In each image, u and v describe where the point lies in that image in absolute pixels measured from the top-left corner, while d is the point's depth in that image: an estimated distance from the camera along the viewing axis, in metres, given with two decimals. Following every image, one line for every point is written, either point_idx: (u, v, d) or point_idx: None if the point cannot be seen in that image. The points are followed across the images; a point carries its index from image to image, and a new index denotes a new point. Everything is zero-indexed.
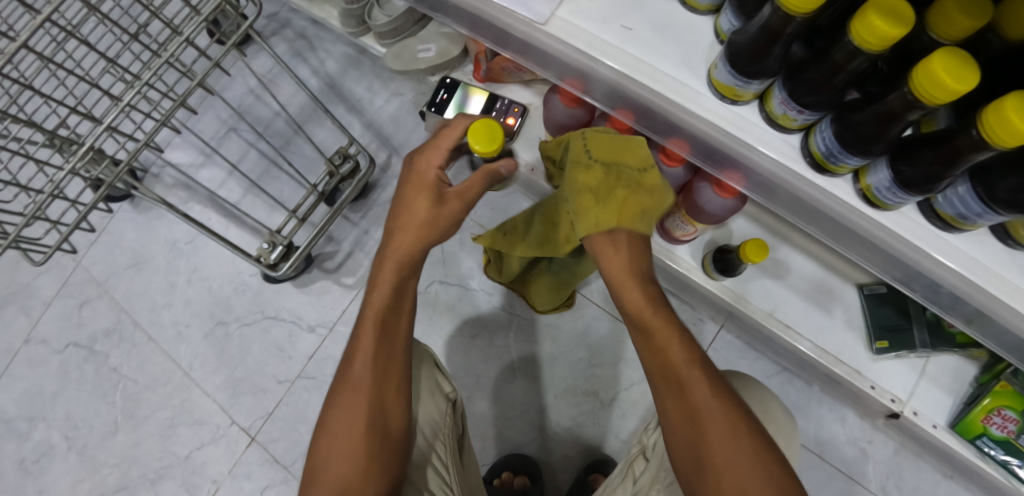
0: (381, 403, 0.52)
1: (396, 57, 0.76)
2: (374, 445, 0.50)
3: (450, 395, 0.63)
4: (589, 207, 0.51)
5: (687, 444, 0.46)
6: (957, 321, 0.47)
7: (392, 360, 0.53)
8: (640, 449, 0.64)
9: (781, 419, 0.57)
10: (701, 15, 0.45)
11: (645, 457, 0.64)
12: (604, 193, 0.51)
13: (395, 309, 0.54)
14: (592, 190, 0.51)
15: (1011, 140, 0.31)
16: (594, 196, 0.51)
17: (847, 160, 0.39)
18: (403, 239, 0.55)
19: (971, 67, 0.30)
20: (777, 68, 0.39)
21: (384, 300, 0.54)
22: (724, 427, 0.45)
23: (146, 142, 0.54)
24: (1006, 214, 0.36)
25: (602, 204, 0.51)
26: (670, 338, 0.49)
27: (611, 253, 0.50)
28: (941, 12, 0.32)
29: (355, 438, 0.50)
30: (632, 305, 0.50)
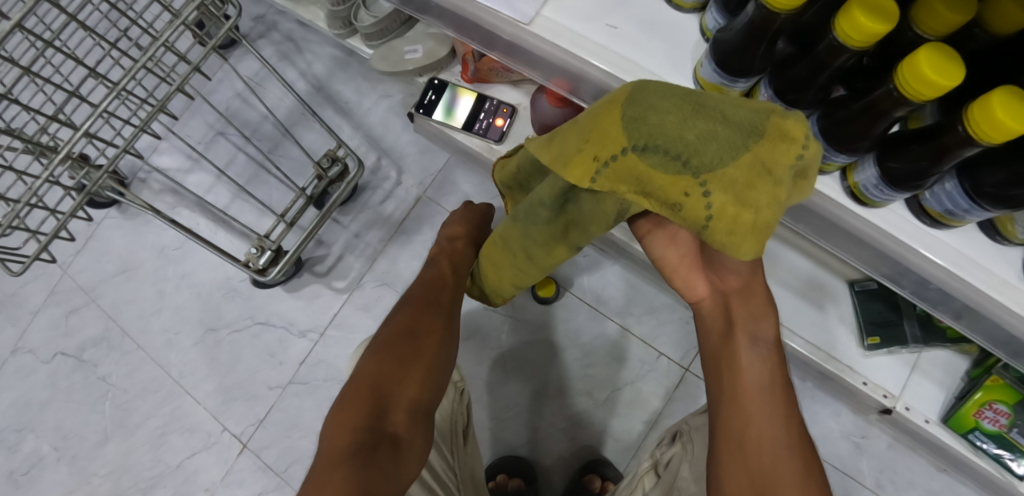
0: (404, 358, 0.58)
1: (383, 59, 0.75)
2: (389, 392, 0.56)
3: (456, 384, 0.69)
4: (720, 218, 0.36)
5: (760, 471, 0.48)
6: (947, 317, 0.47)
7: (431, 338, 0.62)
8: (651, 463, 0.68)
9: None
10: (686, 13, 0.45)
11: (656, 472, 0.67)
12: (748, 208, 0.35)
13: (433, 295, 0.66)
14: (732, 194, 0.35)
15: (998, 136, 0.31)
16: (733, 210, 0.35)
17: (833, 157, 0.39)
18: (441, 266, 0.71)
19: (956, 63, 0.29)
20: (762, 67, 0.38)
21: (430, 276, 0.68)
22: (795, 456, 0.49)
23: (126, 148, 0.53)
24: (994, 209, 0.36)
25: (733, 221, 0.35)
26: (767, 365, 0.52)
27: (748, 292, 0.52)
28: (926, 7, 0.32)
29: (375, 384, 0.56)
30: (743, 334, 0.52)
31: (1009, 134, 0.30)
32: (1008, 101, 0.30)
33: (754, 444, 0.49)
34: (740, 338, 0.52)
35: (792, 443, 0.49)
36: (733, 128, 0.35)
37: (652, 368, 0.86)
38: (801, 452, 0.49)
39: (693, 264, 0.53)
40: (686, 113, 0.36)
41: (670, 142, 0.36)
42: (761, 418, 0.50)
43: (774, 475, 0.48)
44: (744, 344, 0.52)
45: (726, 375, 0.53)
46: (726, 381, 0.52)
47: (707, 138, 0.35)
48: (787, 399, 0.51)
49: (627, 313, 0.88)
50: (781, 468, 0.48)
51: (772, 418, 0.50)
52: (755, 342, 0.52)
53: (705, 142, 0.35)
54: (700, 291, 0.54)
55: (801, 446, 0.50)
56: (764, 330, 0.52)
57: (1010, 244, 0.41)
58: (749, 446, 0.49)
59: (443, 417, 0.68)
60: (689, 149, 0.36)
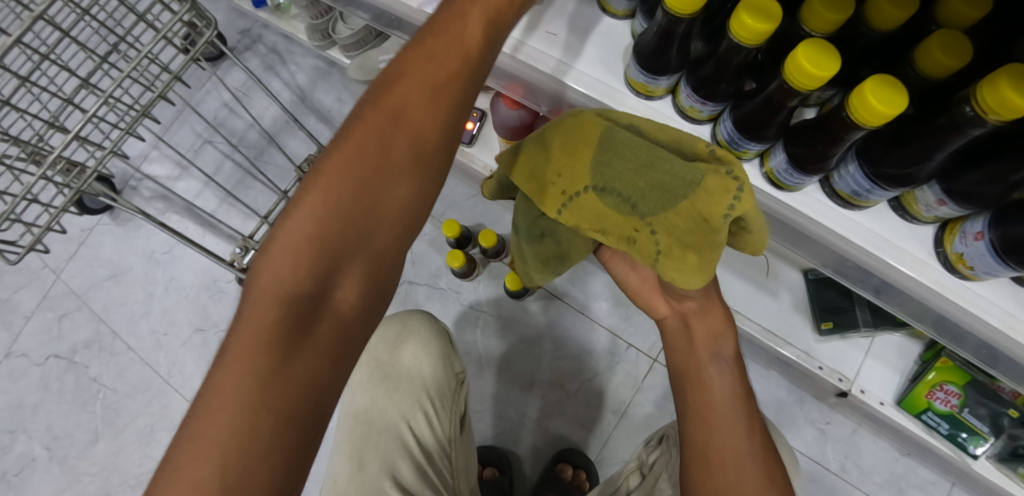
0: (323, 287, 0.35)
1: (359, 68, 0.80)
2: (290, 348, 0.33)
3: (458, 374, 0.71)
4: (665, 255, 0.39)
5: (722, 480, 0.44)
6: (868, 293, 0.51)
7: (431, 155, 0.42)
8: (636, 464, 0.70)
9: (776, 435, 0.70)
10: (618, 19, 0.49)
11: (641, 472, 0.69)
12: (696, 250, 0.38)
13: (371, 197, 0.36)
14: (676, 238, 0.38)
15: (875, 119, 0.35)
16: (677, 251, 0.38)
17: (747, 145, 0.43)
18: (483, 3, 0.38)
19: (832, 56, 0.34)
20: (679, 65, 0.43)
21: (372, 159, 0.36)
22: (757, 462, 0.45)
23: (112, 149, 0.58)
24: (890, 188, 0.40)
25: (679, 260, 0.38)
26: (726, 379, 0.49)
27: (706, 312, 0.52)
28: (810, 9, 0.36)
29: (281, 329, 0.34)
30: (702, 349, 0.51)
31: (883, 117, 0.34)
32: (878, 88, 0.34)
33: (718, 450, 0.45)
34: (702, 354, 0.50)
35: (755, 454, 0.45)
36: (676, 178, 0.36)
37: (621, 359, 0.90)
38: (764, 459, 0.45)
39: (655, 289, 0.54)
40: (641, 162, 0.37)
41: (625, 185, 0.38)
42: (726, 426, 0.46)
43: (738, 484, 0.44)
44: (705, 357, 0.50)
45: (692, 387, 0.50)
46: (689, 393, 0.49)
47: (655, 186, 0.37)
48: (750, 411, 0.48)
49: (597, 307, 0.92)
50: (745, 478, 0.44)
51: (735, 426, 0.46)
52: (716, 357, 0.50)
53: (652, 189, 0.37)
54: (663, 311, 0.54)
55: (765, 456, 0.45)
56: (723, 345, 0.51)
57: (920, 222, 0.45)
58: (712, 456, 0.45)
59: (444, 414, 0.69)
60: (637, 194, 0.38)
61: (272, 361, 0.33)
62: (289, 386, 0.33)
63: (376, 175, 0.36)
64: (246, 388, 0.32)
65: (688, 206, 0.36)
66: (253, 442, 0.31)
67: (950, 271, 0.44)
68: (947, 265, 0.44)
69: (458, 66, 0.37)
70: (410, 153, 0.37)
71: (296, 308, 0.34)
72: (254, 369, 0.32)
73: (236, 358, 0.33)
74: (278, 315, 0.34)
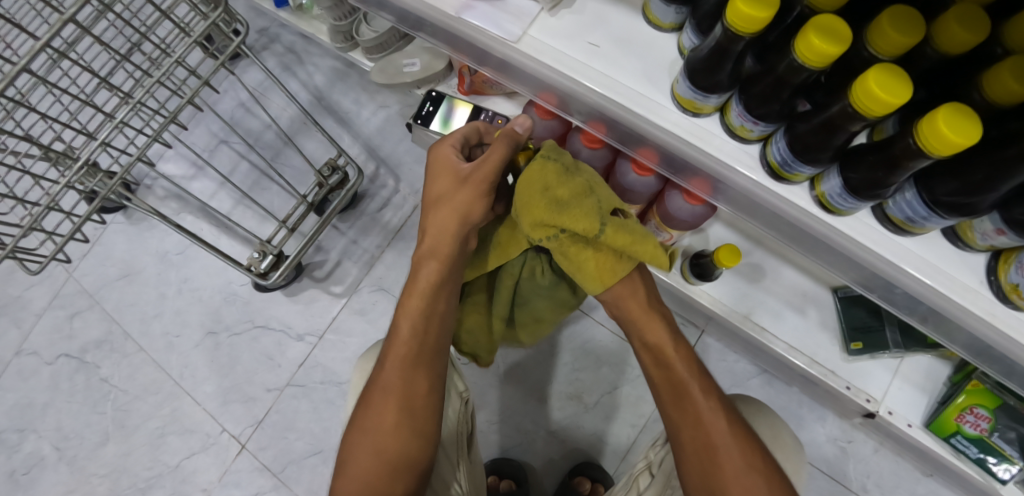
0: (409, 393, 0.54)
1: (381, 71, 0.78)
2: (401, 437, 0.53)
3: (462, 394, 0.68)
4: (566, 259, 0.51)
5: (702, 471, 0.50)
6: (914, 321, 0.49)
7: (416, 384, 0.54)
8: (645, 464, 0.65)
9: (788, 442, 0.59)
10: (664, 32, 0.48)
11: (651, 472, 0.65)
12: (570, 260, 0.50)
13: (429, 315, 0.57)
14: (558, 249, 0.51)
15: (945, 149, 0.33)
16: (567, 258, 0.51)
17: (800, 168, 0.41)
18: (409, 301, 0.57)
19: (903, 82, 0.33)
20: (730, 83, 0.41)
21: (418, 302, 0.57)
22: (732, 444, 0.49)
23: (139, 155, 0.56)
24: (949, 217, 0.38)
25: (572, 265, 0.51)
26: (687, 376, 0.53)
27: (629, 296, 0.54)
28: (878, 29, 0.35)
29: (387, 426, 0.53)
30: (655, 339, 0.54)
31: (955, 147, 0.33)
32: (951, 117, 0.32)
33: (692, 445, 0.51)
34: (648, 356, 0.55)
35: (737, 447, 0.49)
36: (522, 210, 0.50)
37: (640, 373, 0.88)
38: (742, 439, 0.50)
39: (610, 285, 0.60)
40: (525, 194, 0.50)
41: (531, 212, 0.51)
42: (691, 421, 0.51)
43: (720, 477, 0.49)
44: (650, 363, 0.55)
45: (666, 388, 0.54)
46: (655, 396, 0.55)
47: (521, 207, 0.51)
48: (728, 408, 0.52)
49: None
50: (725, 472, 0.49)
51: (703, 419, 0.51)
52: (657, 361, 0.55)
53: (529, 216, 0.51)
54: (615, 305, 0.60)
55: (739, 438, 0.50)
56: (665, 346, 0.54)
57: (971, 250, 0.43)
58: (691, 453, 0.51)
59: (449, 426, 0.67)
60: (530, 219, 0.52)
61: (386, 440, 0.53)
62: (395, 449, 0.52)
63: (423, 316, 0.57)
64: (374, 456, 0.53)
65: (539, 215, 0.48)
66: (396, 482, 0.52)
67: (1002, 301, 0.41)
68: (999, 294, 0.42)
69: (452, 237, 0.56)
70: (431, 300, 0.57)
71: (389, 415, 0.53)
72: (379, 448, 0.53)
73: (365, 449, 0.53)
74: (381, 423, 0.53)
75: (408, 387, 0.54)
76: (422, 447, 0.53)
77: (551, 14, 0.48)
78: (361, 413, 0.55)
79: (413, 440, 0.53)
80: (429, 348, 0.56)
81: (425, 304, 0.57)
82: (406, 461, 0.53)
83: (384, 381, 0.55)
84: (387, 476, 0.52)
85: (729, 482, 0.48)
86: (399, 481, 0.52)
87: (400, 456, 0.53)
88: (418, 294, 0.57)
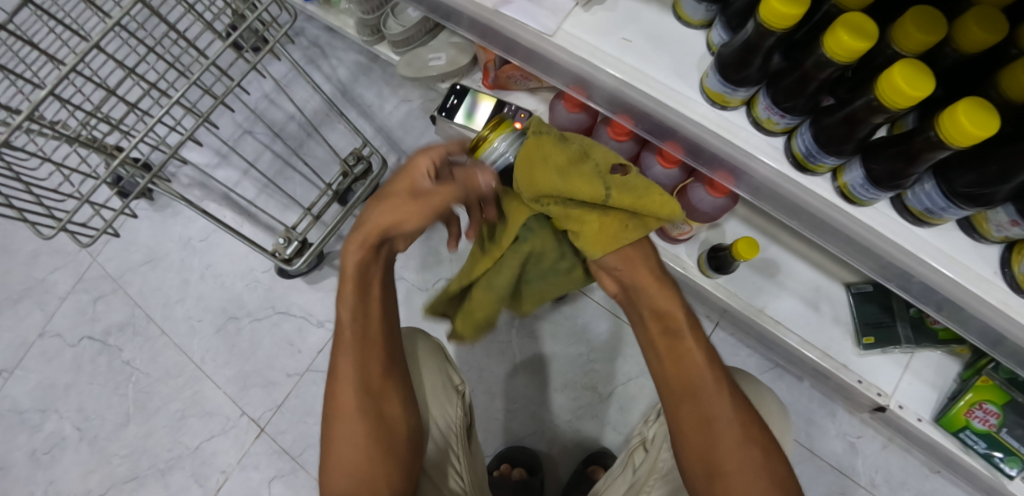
0: (367, 382, 0.55)
1: (407, 64, 0.81)
2: (372, 427, 0.54)
3: (459, 387, 0.67)
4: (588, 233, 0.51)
5: (703, 446, 0.51)
6: (931, 310, 0.51)
7: (370, 368, 0.56)
8: (639, 439, 0.68)
9: (775, 408, 0.61)
10: (693, 29, 0.50)
11: (645, 448, 0.67)
12: (599, 229, 0.51)
13: (365, 298, 0.57)
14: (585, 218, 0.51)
15: (964, 140, 0.35)
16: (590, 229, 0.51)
17: (824, 159, 0.43)
18: (345, 290, 0.57)
19: (926, 76, 0.35)
20: (759, 77, 0.44)
21: (352, 290, 0.57)
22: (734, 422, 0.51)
23: (189, 136, 0.59)
24: (967, 208, 0.40)
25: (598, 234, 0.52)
26: (694, 346, 0.54)
27: (640, 266, 0.56)
28: (902, 28, 0.37)
29: (354, 421, 0.54)
30: (665, 305, 0.56)
31: (974, 139, 0.34)
32: (972, 111, 0.34)
33: (693, 421, 0.52)
34: (654, 325, 0.56)
35: (737, 422, 0.51)
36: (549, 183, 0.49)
37: None
38: (743, 424, 0.51)
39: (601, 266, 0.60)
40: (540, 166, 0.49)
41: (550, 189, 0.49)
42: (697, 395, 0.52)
43: (716, 450, 0.50)
44: (654, 331, 0.56)
45: (667, 355, 0.55)
46: (660, 368, 0.55)
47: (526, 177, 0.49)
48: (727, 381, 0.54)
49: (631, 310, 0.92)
50: (722, 442, 0.50)
51: (706, 394, 0.52)
52: (664, 330, 0.56)
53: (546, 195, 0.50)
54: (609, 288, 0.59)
55: (741, 419, 0.51)
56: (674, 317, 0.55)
57: (988, 242, 0.44)
58: (689, 423, 0.52)
59: (444, 422, 0.65)
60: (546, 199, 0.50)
61: (360, 434, 0.54)
62: (373, 438, 0.54)
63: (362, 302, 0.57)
64: (354, 452, 0.54)
65: (544, 188, 0.48)
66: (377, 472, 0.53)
67: (1016, 291, 0.43)
68: (1013, 284, 0.43)
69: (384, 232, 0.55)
70: (364, 287, 0.58)
71: (360, 410, 0.54)
72: (357, 444, 0.54)
73: (341, 446, 0.54)
74: (350, 419, 0.54)
75: (368, 370, 0.56)
76: (397, 428, 0.55)
77: (585, 10, 0.51)
78: (331, 407, 0.56)
79: (382, 426, 0.54)
80: (374, 330, 0.57)
81: (361, 289, 0.57)
82: (391, 448, 0.54)
83: (343, 377, 0.56)
84: (368, 467, 0.53)
85: (725, 450, 0.50)
86: (380, 466, 0.53)
87: (378, 443, 0.54)
88: (351, 280, 0.57)
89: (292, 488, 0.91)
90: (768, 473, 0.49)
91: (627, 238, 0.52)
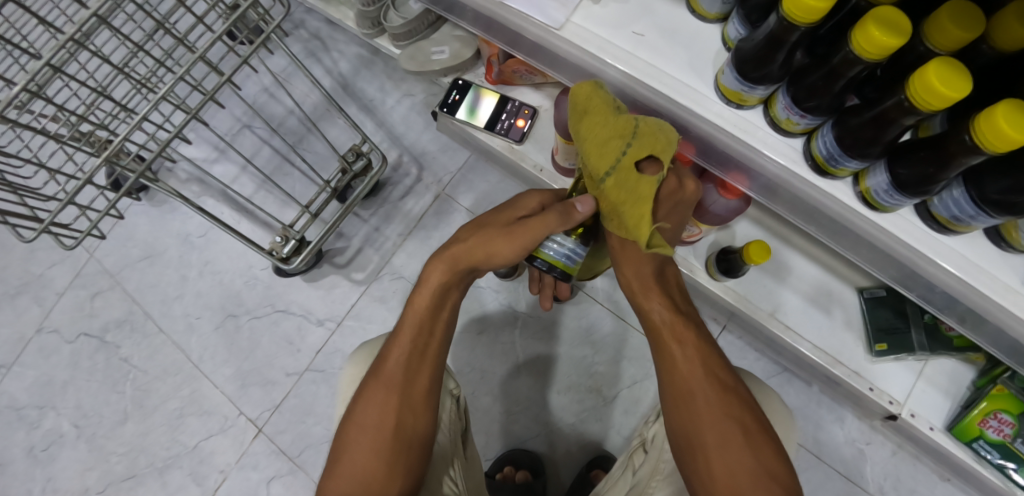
0: (409, 395, 0.54)
1: (410, 58, 0.78)
2: (398, 438, 0.52)
3: (454, 392, 0.65)
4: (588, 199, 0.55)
5: (684, 419, 0.50)
6: (952, 321, 0.49)
7: (416, 382, 0.54)
8: (640, 441, 0.66)
9: (779, 410, 0.58)
10: (708, 23, 0.48)
11: (645, 450, 0.65)
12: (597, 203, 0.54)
13: (433, 315, 0.58)
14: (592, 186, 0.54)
15: (1002, 145, 0.33)
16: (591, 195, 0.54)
17: (846, 162, 0.41)
18: (417, 300, 0.58)
19: (963, 76, 0.32)
20: (780, 74, 0.41)
21: (424, 302, 0.58)
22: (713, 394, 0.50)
23: (176, 134, 0.57)
24: (998, 216, 0.37)
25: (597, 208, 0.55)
26: (672, 322, 0.55)
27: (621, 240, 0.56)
28: (937, 23, 0.34)
29: (384, 427, 0.52)
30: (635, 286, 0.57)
31: (1013, 143, 0.32)
32: (1012, 114, 0.32)
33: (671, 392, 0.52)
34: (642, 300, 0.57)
35: (713, 391, 0.50)
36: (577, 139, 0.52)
37: None
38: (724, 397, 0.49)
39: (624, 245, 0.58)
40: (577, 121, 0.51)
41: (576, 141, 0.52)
42: (676, 368, 0.52)
43: (694, 422, 0.49)
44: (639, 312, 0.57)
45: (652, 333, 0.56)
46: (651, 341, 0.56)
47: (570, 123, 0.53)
48: (708, 359, 0.52)
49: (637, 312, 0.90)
50: (701, 418, 0.49)
51: (683, 367, 0.52)
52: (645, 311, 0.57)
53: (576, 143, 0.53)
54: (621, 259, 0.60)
55: (721, 392, 0.50)
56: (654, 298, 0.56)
57: (1016, 252, 0.42)
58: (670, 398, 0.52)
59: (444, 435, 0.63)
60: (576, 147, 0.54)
61: (381, 441, 0.52)
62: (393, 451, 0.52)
63: (426, 319, 0.57)
64: (368, 456, 0.52)
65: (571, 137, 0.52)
66: (389, 484, 0.51)
67: None
68: None
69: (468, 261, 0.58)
70: (434, 302, 0.58)
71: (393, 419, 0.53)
72: (374, 450, 0.52)
73: (357, 446, 0.53)
74: (377, 423, 0.53)
75: (410, 383, 0.54)
76: (421, 446, 0.53)
77: (595, 3, 0.48)
78: (358, 408, 0.54)
79: (408, 442, 0.53)
80: (432, 347, 0.56)
81: (432, 307, 0.58)
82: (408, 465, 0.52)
83: (385, 380, 0.54)
84: (382, 476, 0.51)
85: (704, 426, 0.49)
86: (394, 479, 0.51)
87: (398, 456, 0.52)
88: (429, 290, 0.58)
89: (291, 488, 0.90)
90: (747, 447, 0.47)
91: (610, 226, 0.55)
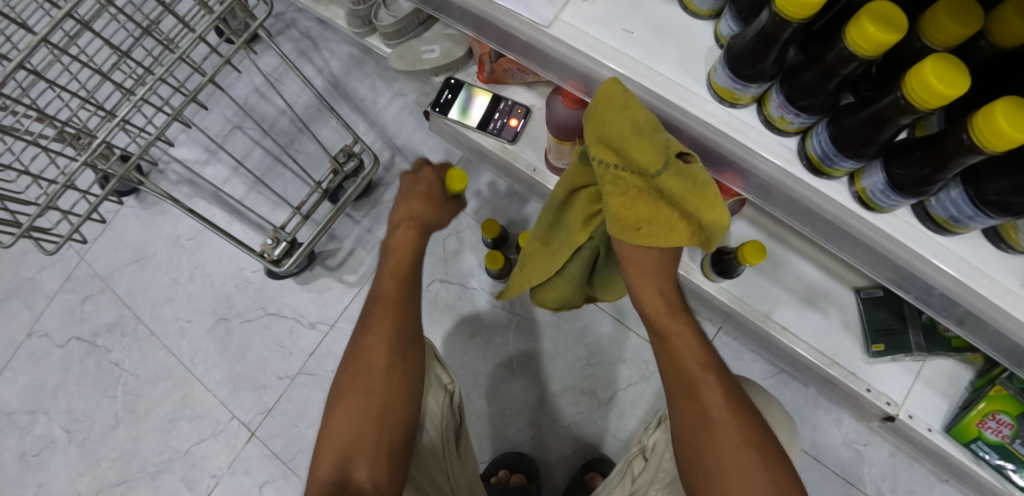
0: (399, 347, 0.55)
1: (400, 58, 0.76)
2: (389, 388, 0.53)
3: (448, 387, 0.64)
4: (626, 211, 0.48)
5: (706, 449, 0.48)
6: (951, 323, 0.48)
7: (404, 334, 0.56)
8: (639, 449, 0.65)
9: (781, 419, 0.58)
10: (700, 20, 0.47)
11: (645, 457, 0.64)
12: (648, 207, 0.48)
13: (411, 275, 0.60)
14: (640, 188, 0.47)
15: (1001, 144, 0.32)
16: (636, 203, 0.47)
17: (842, 162, 0.40)
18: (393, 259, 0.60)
19: (961, 73, 0.31)
20: (773, 72, 0.40)
21: (399, 264, 0.60)
22: (733, 422, 0.48)
23: (157, 136, 0.56)
24: (998, 217, 0.36)
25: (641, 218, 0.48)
26: (691, 347, 0.53)
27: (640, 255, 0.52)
28: (934, 18, 0.33)
29: (374, 377, 0.53)
30: (652, 309, 0.54)
31: (1012, 143, 0.31)
32: (1011, 112, 0.31)
33: (690, 418, 0.50)
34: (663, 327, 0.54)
35: (733, 420, 0.48)
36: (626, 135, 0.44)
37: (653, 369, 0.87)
38: (743, 425, 0.48)
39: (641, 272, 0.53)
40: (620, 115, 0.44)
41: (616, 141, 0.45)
42: (700, 396, 0.50)
43: (714, 451, 0.47)
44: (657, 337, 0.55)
45: (669, 358, 0.53)
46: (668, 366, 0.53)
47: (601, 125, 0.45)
48: (726, 384, 0.51)
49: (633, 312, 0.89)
50: (720, 444, 0.47)
51: (704, 396, 0.50)
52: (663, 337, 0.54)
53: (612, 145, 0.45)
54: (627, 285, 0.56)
55: (741, 421, 0.48)
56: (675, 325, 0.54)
57: (1015, 252, 0.41)
58: (689, 426, 0.50)
59: (433, 427, 0.62)
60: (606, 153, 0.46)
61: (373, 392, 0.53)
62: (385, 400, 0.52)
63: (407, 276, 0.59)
64: (359, 409, 0.52)
65: (613, 135, 0.44)
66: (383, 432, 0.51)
67: None
68: None
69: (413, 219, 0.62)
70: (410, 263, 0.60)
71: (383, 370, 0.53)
72: (365, 402, 0.52)
73: (348, 401, 0.53)
74: (367, 375, 0.53)
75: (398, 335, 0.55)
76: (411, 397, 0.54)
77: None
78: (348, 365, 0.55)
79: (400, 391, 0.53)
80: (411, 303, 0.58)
81: (406, 265, 0.60)
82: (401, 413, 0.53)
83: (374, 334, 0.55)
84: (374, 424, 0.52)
85: (725, 459, 0.47)
86: (385, 428, 0.52)
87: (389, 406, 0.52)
88: (401, 251, 0.60)
89: (283, 493, 0.89)
90: (769, 477, 0.45)
91: (660, 234, 0.49)
